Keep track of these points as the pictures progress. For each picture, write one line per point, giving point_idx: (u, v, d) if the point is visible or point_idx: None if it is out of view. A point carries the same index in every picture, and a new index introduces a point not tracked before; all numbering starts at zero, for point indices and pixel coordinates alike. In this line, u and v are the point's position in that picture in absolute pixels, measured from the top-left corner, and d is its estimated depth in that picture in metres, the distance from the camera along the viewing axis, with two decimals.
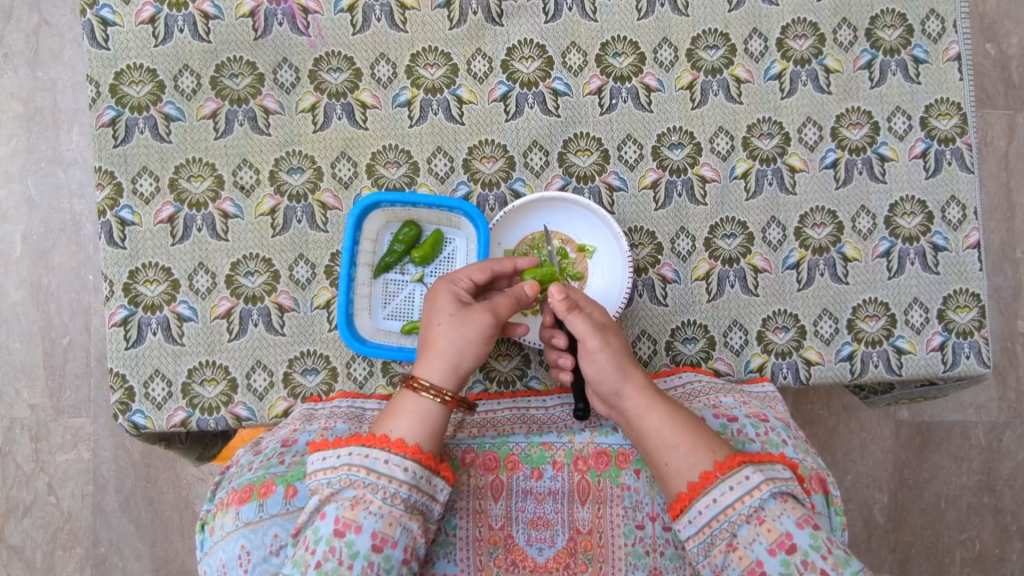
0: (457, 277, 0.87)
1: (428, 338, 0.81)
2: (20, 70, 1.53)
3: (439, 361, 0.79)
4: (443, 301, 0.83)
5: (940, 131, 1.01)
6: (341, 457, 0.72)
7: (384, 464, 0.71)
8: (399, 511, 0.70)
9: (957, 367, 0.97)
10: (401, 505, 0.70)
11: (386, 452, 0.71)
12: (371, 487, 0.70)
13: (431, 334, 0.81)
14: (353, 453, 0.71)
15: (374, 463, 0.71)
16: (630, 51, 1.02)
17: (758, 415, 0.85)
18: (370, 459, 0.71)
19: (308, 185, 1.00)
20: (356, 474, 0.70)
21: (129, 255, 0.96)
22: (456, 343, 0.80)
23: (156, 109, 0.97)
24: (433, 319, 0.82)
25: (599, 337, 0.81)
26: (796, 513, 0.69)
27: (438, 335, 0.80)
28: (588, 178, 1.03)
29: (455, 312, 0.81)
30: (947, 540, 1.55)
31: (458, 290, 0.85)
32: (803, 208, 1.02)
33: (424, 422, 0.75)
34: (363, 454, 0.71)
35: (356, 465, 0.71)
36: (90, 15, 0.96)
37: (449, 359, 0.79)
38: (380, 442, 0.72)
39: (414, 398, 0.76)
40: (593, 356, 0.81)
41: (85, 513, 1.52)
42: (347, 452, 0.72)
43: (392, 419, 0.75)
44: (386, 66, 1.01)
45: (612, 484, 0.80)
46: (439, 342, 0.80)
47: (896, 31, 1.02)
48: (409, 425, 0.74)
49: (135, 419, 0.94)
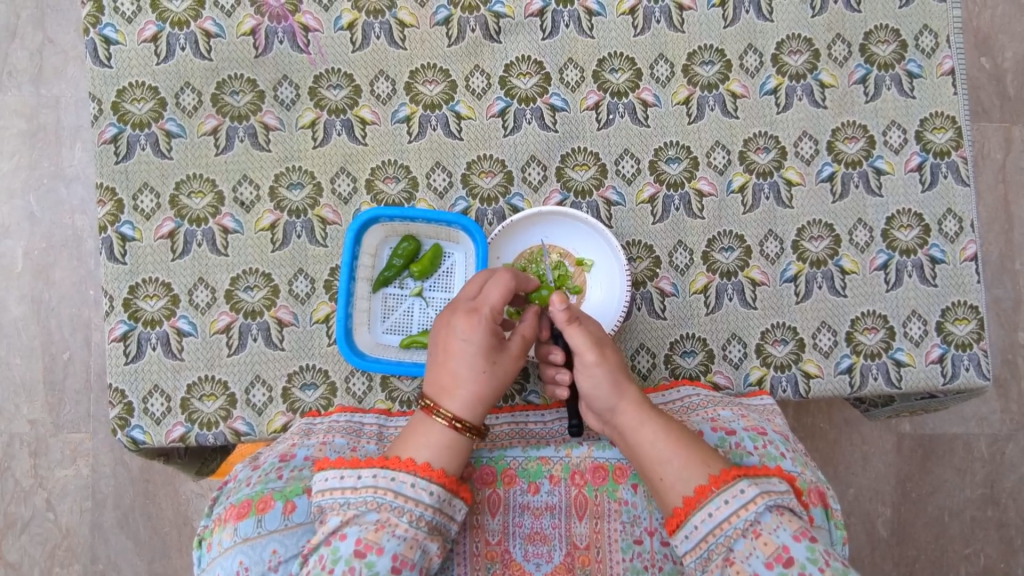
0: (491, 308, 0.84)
1: (447, 369, 0.81)
2: (24, 87, 1.54)
3: (463, 394, 0.79)
4: (482, 340, 0.81)
5: (936, 144, 1.02)
6: (363, 478, 0.71)
7: (411, 487, 0.71)
8: (422, 534, 0.70)
9: (957, 380, 0.97)
10: (425, 527, 0.71)
11: (413, 476, 0.72)
12: (397, 510, 0.70)
13: (469, 376, 0.80)
14: (378, 476, 0.71)
15: (401, 486, 0.71)
16: (627, 67, 1.04)
17: (756, 428, 0.85)
18: (397, 482, 0.71)
19: (308, 201, 1.01)
20: (383, 497, 0.70)
21: (130, 271, 0.97)
22: (477, 374, 0.80)
23: (158, 125, 0.98)
24: (472, 360, 0.81)
25: (596, 352, 0.82)
26: (793, 526, 0.69)
27: (480, 380, 0.80)
28: (586, 193, 1.03)
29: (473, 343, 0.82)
30: (951, 554, 1.54)
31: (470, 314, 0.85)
32: (801, 221, 1.02)
33: (452, 450, 0.76)
34: (390, 477, 0.71)
35: (382, 488, 0.71)
36: (93, 34, 0.97)
37: (473, 390, 0.79)
38: (406, 466, 0.72)
39: (450, 434, 0.76)
40: (591, 370, 0.82)
41: (84, 529, 1.51)
42: (372, 474, 0.71)
43: (419, 444, 0.75)
44: (385, 83, 1.02)
45: (610, 498, 0.80)
46: (480, 387, 0.80)
47: (890, 46, 1.04)
48: (437, 450, 0.75)
49: (134, 434, 0.94)
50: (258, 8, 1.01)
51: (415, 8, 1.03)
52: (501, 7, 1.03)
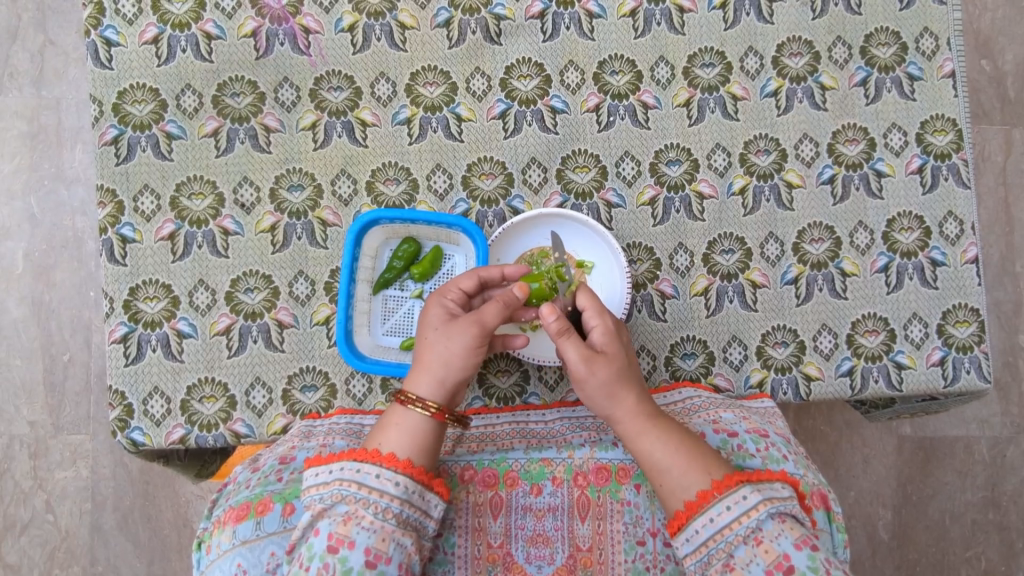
0: (447, 289, 0.86)
1: (418, 354, 0.81)
2: (25, 89, 1.55)
3: (425, 376, 0.78)
4: (433, 315, 0.83)
5: (937, 147, 1.02)
6: (333, 472, 0.71)
7: (375, 478, 0.70)
8: (391, 527, 0.69)
9: (958, 382, 0.97)
10: (393, 520, 0.70)
11: (377, 467, 0.71)
12: (363, 502, 0.70)
13: (422, 349, 0.80)
14: (344, 468, 0.71)
15: (366, 477, 0.70)
16: (627, 69, 1.04)
17: (758, 430, 0.84)
18: (362, 473, 0.70)
19: (309, 203, 1.01)
20: (348, 489, 0.70)
21: (130, 272, 0.97)
22: (439, 356, 0.79)
23: (158, 127, 0.98)
24: (423, 334, 0.82)
25: (586, 365, 0.77)
26: (794, 534, 0.69)
27: (427, 350, 0.80)
28: (586, 195, 1.03)
29: (441, 326, 0.81)
30: (952, 557, 1.54)
31: (447, 302, 0.85)
32: (801, 224, 1.02)
33: (415, 437, 0.75)
34: (355, 469, 0.71)
35: (347, 480, 0.70)
36: (94, 36, 0.98)
37: (435, 372, 0.78)
38: (371, 457, 0.72)
39: (402, 412, 0.76)
40: (585, 385, 0.78)
41: (83, 531, 1.51)
42: (339, 467, 0.71)
43: (385, 433, 0.75)
44: (386, 85, 1.02)
45: (612, 499, 0.80)
46: (428, 357, 0.79)
47: (890, 49, 1.04)
48: (401, 439, 0.74)
49: (133, 435, 0.94)
50: (259, 10, 1.01)
51: (415, 10, 1.03)
52: (501, 10, 1.03)
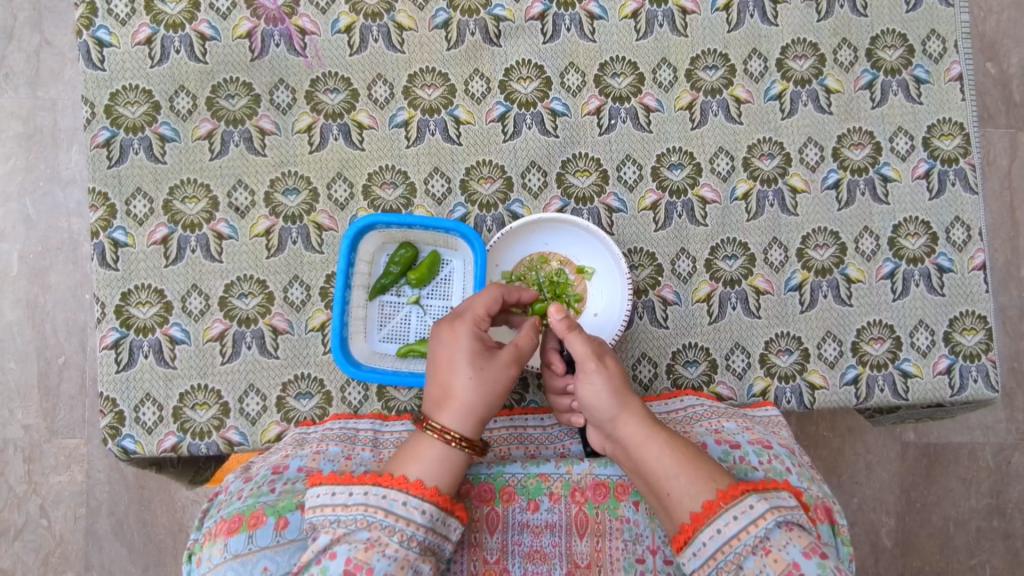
0: (476, 317, 0.84)
1: (451, 387, 0.78)
2: (20, 90, 1.53)
3: (468, 415, 0.76)
4: (467, 346, 0.80)
5: (944, 151, 1.00)
6: (354, 495, 0.68)
7: (402, 506, 0.69)
8: (413, 554, 0.68)
9: (965, 391, 0.95)
10: (416, 548, 0.68)
11: (404, 494, 0.69)
12: (387, 529, 0.68)
13: (457, 384, 0.78)
14: (369, 493, 0.68)
15: (392, 504, 0.68)
16: (628, 72, 1.02)
17: (762, 441, 0.83)
18: (388, 500, 0.68)
19: (304, 207, 0.99)
20: (373, 515, 0.68)
21: (122, 277, 0.95)
22: (482, 395, 0.77)
23: (151, 129, 0.97)
24: (457, 367, 0.79)
25: (596, 361, 0.81)
26: (803, 543, 0.67)
27: (466, 387, 0.77)
28: (587, 200, 1.02)
29: (481, 361, 0.79)
30: (957, 565, 1.52)
31: (478, 332, 0.83)
32: (806, 229, 1.00)
33: (449, 465, 0.73)
34: (381, 495, 0.68)
35: (374, 506, 0.68)
36: (86, 36, 0.96)
37: (476, 412, 0.77)
38: (398, 483, 0.70)
39: (441, 446, 0.73)
40: (591, 378, 0.80)
41: (77, 536, 1.49)
42: (362, 491, 0.68)
43: (413, 460, 0.73)
44: (383, 87, 1.00)
45: (611, 515, 0.78)
46: (467, 395, 0.77)
47: (897, 51, 1.02)
48: (433, 467, 0.72)
49: (124, 443, 0.92)
50: (254, 10, 0.99)
51: (414, 11, 1.01)
52: (501, 11, 1.01)
